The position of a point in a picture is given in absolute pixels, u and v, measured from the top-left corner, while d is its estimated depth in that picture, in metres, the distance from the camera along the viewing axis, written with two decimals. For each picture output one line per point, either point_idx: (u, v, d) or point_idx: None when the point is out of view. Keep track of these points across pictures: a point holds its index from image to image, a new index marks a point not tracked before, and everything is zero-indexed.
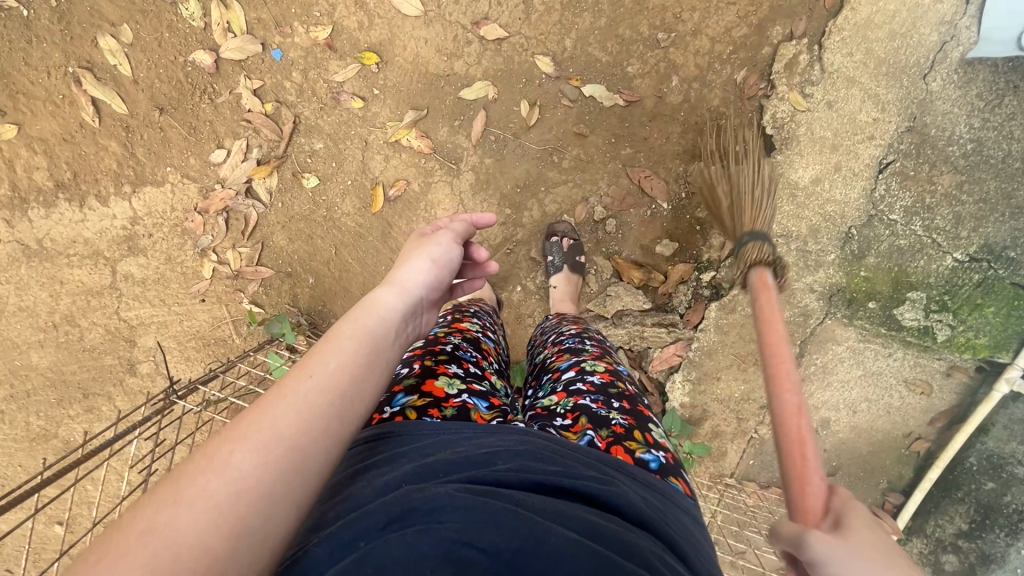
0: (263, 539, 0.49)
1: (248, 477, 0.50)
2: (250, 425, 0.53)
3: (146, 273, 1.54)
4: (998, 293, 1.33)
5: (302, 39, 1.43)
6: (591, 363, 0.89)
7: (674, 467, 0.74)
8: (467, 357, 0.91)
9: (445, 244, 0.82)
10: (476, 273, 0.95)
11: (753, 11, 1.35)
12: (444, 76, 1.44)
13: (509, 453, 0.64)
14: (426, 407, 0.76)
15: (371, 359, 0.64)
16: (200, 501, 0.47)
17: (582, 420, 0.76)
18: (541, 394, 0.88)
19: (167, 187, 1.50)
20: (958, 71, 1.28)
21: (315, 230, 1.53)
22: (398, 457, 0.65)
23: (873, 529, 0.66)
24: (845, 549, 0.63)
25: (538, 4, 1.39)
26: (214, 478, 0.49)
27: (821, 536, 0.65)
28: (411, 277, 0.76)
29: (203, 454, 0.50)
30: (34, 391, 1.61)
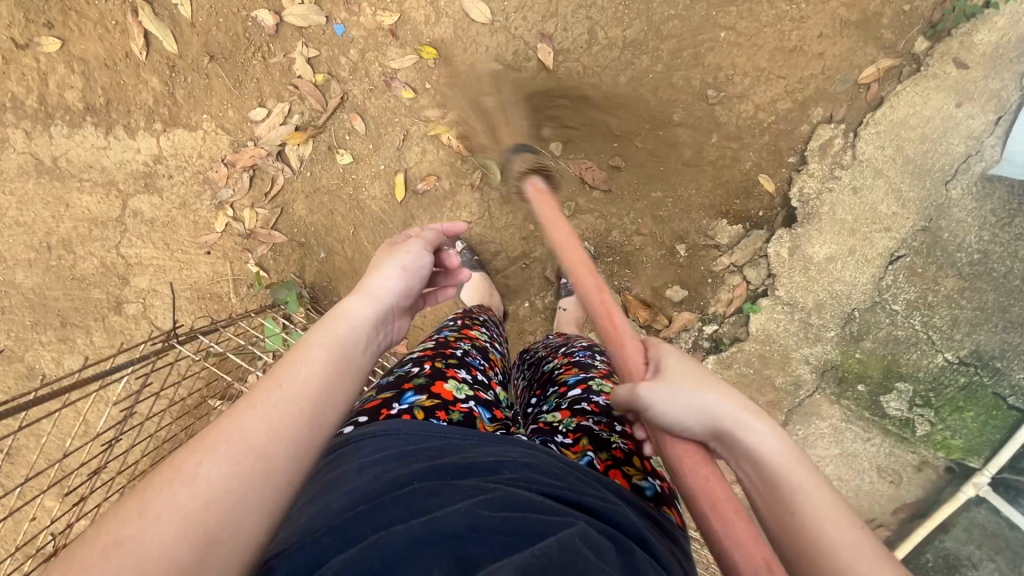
0: (238, 551, 0.46)
1: (218, 487, 0.47)
2: (219, 433, 0.50)
3: (158, 215, 1.51)
4: (980, 399, 1.38)
5: (368, 19, 1.44)
6: (599, 382, 0.87)
7: (671, 500, 0.71)
8: (475, 365, 0.90)
9: (414, 254, 0.84)
10: (448, 281, 0.98)
11: (799, 89, 1.43)
12: (496, 85, 1.47)
13: (515, 463, 0.62)
14: (432, 407, 0.73)
15: (343, 368, 0.62)
16: (167, 513, 0.44)
17: (584, 441, 0.73)
18: (544, 408, 0.86)
19: (200, 134, 1.48)
20: (977, 185, 1.36)
21: (338, 206, 1.52)
22: (405, 456, 0.61)
23: (683, 361, 0.74)
24: (667, 389, 0.69)
25: (601, 38, 1.44)
26: (179, 489, 0.46)
27: (651, 386, 0.70)
28: (380, 286, 0.76)
29: (170, 465, 0.48)
30: (10, 309, 1.55)
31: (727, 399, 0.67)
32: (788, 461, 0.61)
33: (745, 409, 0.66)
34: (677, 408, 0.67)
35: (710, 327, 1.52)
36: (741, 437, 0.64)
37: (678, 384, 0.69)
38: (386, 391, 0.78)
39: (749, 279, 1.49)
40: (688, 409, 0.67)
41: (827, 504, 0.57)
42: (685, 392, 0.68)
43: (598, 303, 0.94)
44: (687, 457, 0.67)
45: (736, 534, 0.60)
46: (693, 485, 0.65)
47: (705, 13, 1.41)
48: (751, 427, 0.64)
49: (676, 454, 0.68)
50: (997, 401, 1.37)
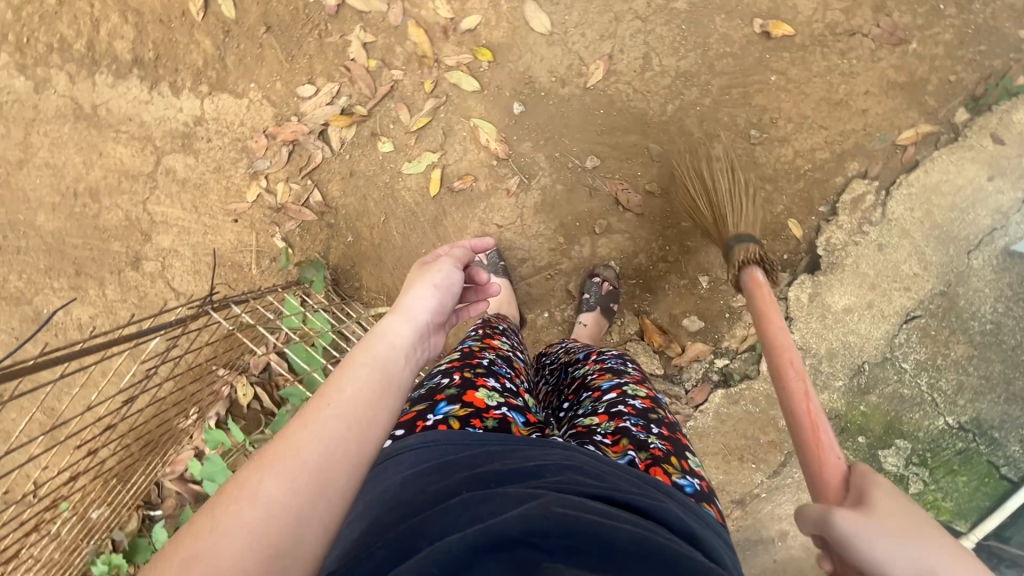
0: (300, 558, 0.49)
1: (278, 504, 0.49)
2: (277, 450, 0.52)
3: (190, 176, 1.51)
4: (974, 464, 1.42)
5: (429, 14, 1.46)
6: (634, 388, 0.87)
7: (708, 495, 0.73)
8: (502, 372, 0.88)
9: (447, 270, 0.82)
10: (479, 295, 0.99)
11: (839, 141, 1.46)
12: (545, 94, 1.48)
13: (557, 466, 0.61)
14: (467, 416, 0.73)
15: (387, 386, 0.61)
16: (232, 531, 0.47)
17: (624, 442, 0.75)
18: (580, 411, 0.87)
19: (244, 102, 1.48)
20: (999, 258, 1.40)
21: (372, 192, 1.52)
22: (450, 466, 0.61)
23: (902, 502, 0.62)
24: (872, 524, 0.59)
25: (655, 64, 1.46)
26: (241, 507, 0.48)
27: (847, 515, 0.61)
28: (419, 302, 0.76)
29: (235, 483, 0.50)
30: (26, 251, 1.53)
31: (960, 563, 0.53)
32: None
33: None
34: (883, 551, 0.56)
35: (721, 361, 1.53)
36: None
37: (887, 525, 0.58)
38: (419, 403, 0.78)
39: None
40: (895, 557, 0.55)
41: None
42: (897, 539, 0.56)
43: (802, 409, 0.87)
44: None
45: None
46: None
47: (758, 56, 1.45)
48: None
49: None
50: (991, 468, 1.42)
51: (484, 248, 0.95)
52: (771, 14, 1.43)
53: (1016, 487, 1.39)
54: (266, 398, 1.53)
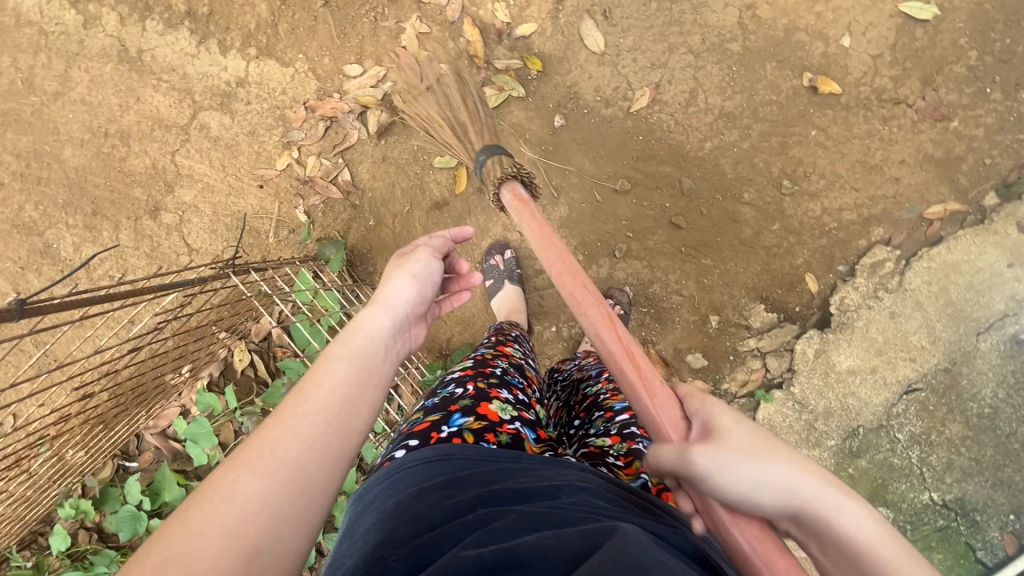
0: (282, 557, 0.49)
1: (256, 501, 0.50)
2: (253, 449, 0.53)
3: (223, 135, 1.50)
4: (952, 544, 1.42)
5: (487, 15, 1.47)
6: None
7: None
8: (515, 383, 0.88)
9: (424, 259, 0.82)
10: (459, 284, 0.99)
11: (868, 205, 1.47)
12: (588, 112, 1.49)
13: (572, 488, 0.61)
14: (482, 429, 0.71)
15: (364, 384, 0.62)
16: (207, 530, 0.47)
17: (637, 464, 0.76)
18: (591, 430, 0.87)
19: (290, 72, 1.49)
20: (1006, 344, 1.41)
21: (401, 180, 1.52)
22: (463, 480, 0.60)
23: (735, 417, 0.64)
24: (723, 455, 0.59)
25: (700, 100, 1.47)
26: (216, 506, 0.48)
27: (705, 453, 0.60)
28: (395, 296, 0.76)
29: (209, 484, 0.50)
30: (46, 182, 1.51)
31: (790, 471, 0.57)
32: (889, 552, 0.50)
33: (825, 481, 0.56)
34: (728, 484, 0.58)
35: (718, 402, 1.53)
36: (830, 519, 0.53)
37: (734, 449, 0.59)
38: (433, 413, 0.75)
39: (769, 367, 1.51)
40: (755, 482, 0.57)
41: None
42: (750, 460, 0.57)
43: (610, 335, 0.83)
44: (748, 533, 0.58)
45: None
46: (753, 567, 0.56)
47: (801, 109, 1.46)
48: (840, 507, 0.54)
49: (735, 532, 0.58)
50: (968, 551, 1.41)
51: (465, 238, 0.94)
52: (822, 70, 1.45)
53: (988, 573, 1.40)
54: (262, 366, 1.53)
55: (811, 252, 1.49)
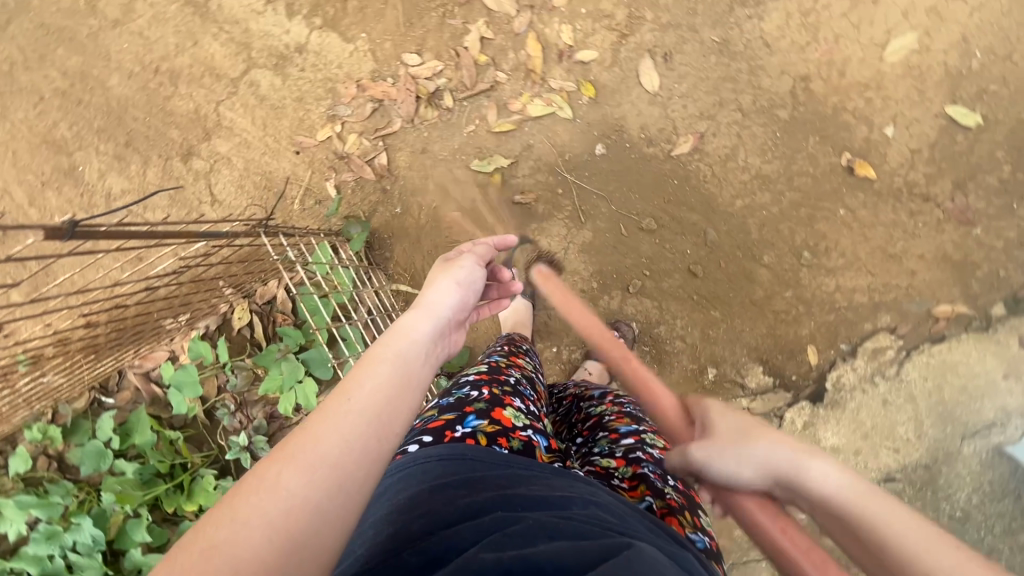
0: (320, 552, 0.48)
1: (298, 495, 0.49)
2: (298, 444, 0.53)
3: (271, 96, 1.51)
4: None
5: (552, 34, 1.50)
6: (652, 437, 0.88)
7: (719, 557, 0.73)
8: (527, 394, 0.88)
9: (468, 266, 0.87)
10: (501, 292, 1.04)
11: (881, 291, 1.50)
12: (630, 147, 1.52)
13: (583, 501, 0.60)
14: (496, 434, 0.73)
15: (404, 386, 0.62)
16: (253, 522, 0.47)
17: (641, 487, 0.76)
18: (595, 449, 0.87)
19: (350, 49, 1.50)
20: (988, 453, 1.43)
21: (435, 174, 1.53)
22: (475, 482, 0.62)
23: (727, 416, 0.80)
24: (712, 449, 0.76)
25: (739, 158, 1.50)
26: (263, 499, 0.48)
27: (699, 447, 0.77)
28: (438, 300, 0.79)
29: (255, 475, 0.50)
30: (86, 105, 1.51)
31: (775, 446, 0.71)
32: (853, 497, 0.64)
33: (799, 453, 0.70)
34: (725, 464, 0.74)
35: None
36: (805, 483, 0.67)
37: (722, 442, 0.76)
38: (448, 412, 0.77)
39: None
40: (741, 465, 0.72)
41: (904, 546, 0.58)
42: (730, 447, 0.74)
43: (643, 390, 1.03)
44: (750, 506, 0.73)
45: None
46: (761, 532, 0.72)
47: (833, 186, 1.49)
48: (810, 468, 0.67)
49: (740, 505, 0.74)
50: None
51: (507, 246, 1.00)
52: (861, 154, 1.48)
53: None
54: (259, 328, 1.52)
55: (818, 325, 1.52)
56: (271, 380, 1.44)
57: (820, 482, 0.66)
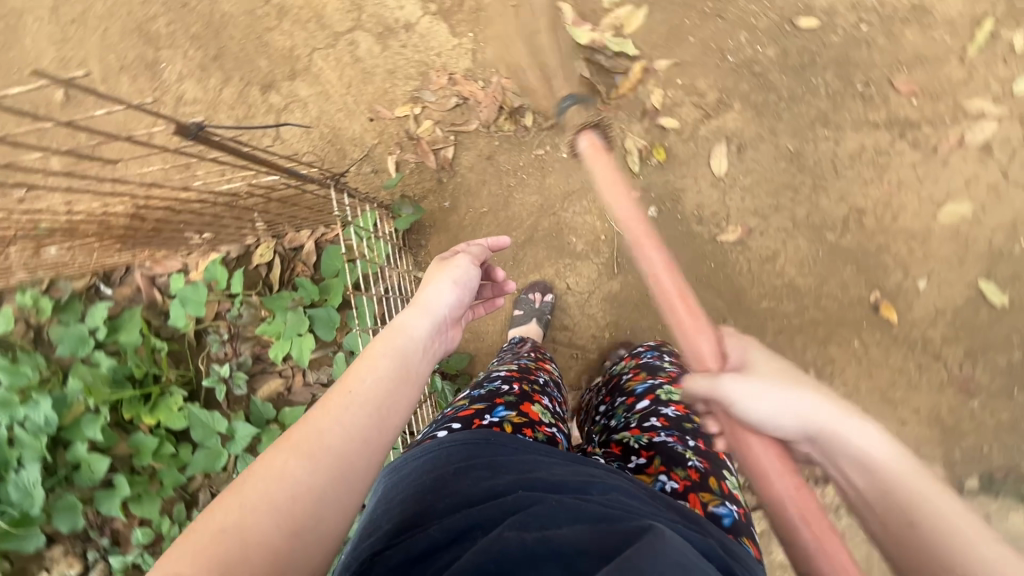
0: (324, 531, 0.58)
1: (303, 483, 0.58)
2: (300, 438, 0.62)
3: (365, 60, 1.55)
4: None
5: (642, 92, 1.54)
6: (669, 396, 1.03)
7: (745, 527, 0.80)
8: (552, 395, 1.04)
9: (464, 266, 0.95)
10: (494, 290, 1.11)
11: None
12: (681, 219, 1.57)
13: (604, 486, 0.68)
14: (521, 424, 0.85)
15: (405, 382, 0.73)
16: (259, 504, 0.56)
17: (657, 460, 0.87)
18: (617, 422, 1.03)
19: (454, 42, 1.54)
20: None
21: (492, 184, 1.58)
22: (499, 465, 0.71)
23: (763, 363, 0.82)
24: (756, 382, 0.76)
25: (777, 263, 1.55)
26: (272, 484, 0.57)
27: (735, 378, 0.78)
28: (435, 299, 0.88)
29: (262, 465, 0.59)
30: (190, 10, 1.54)
31: (821, 402, 0.73)
32: (897, 467, 0.67)
33: (843, 414, 0.72)
34: (762, 404, 0.74)
35: None
36: (846, 442, 0.69)
37: (765, 381, 0.76)
38: (480, 403, 0.91)
39: None
40: (781, 409, 0.73)
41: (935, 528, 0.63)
42: (777, 386, 0.75)
43: (671, 286, 0.95)
44: (762, 449, 0.75)
45: (827, 540, 0.68)
46: (768, 483, 0.74)
47: (854, 318, 1.54)
48: (857, 432, 0.70)
49: (750, 446, 0.76)
50: None
51: (501, 246, 1.05)
52: (889, 297, 1.52)
53: None
54: (277, 271, 1.52)
55: None
56: (273, 324, 1.47)
57: (863, 446, 0.69)
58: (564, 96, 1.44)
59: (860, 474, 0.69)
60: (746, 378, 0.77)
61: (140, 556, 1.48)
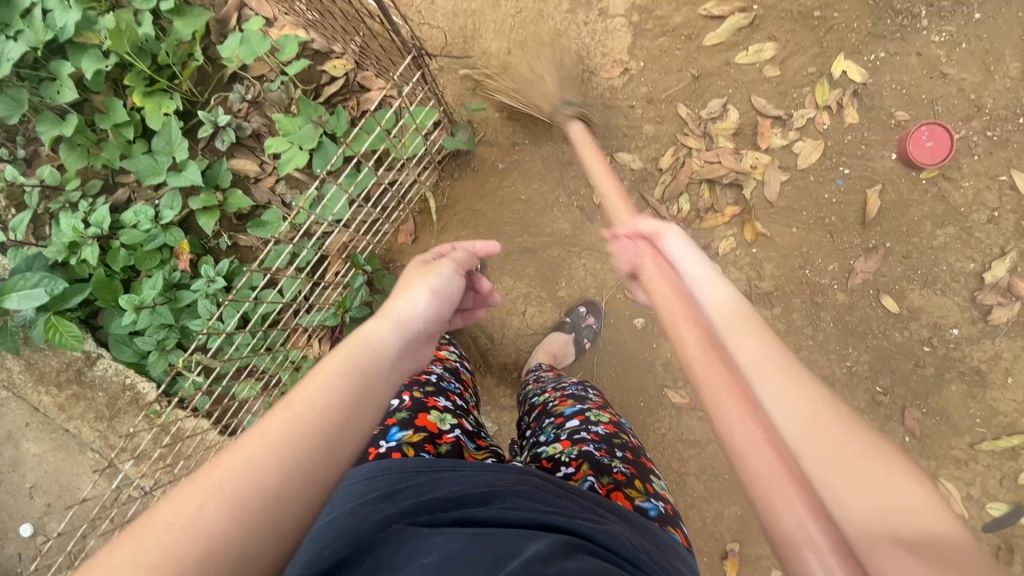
0: None
1: (215, 531, 0.44)
2: (219, 466, 0.47)
3: (549, 6, 1.53)
4: None
5: (717, 232, 1.50)
6: (596, 415, 1.01)
7: (672, 518, 0.84)
8: (451, 391, 1.05)
9: (445, 275, 0.76)
10: (475, 302, 0.90)
11: None
12: (653, 347, 1.52)
13: (504, 493, 0.70)
14: (422, 442, 0.85)
15: (366, 406, 0.54)
16: (159, 559, 0.42)
17: (585, 468, 0.87)
18: (543, 439, 0.98)
19: (623, 57, 1.52)
20: None
21: (544, 186, 1.57)
22: (395, 494, 0.69)
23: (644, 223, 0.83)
24: (673, 241, 0.76)
25: (689, 451, 1.47)
26: (177, 536, 0.43)
27: (652, 228, 0.80)
28: (407, 309, 0.67)
29: (167, 500, 0.45)
30: None
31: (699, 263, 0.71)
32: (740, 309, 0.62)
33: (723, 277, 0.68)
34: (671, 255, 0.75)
35: None
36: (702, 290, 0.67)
37: (678, 239, 0.76)
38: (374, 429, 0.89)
39: None
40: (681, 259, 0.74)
41: (832, 441, 0.49)
42: (676, 240, 0.76)
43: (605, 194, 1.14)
44: (664, 290, 0.72)
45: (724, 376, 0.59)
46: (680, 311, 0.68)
47: (702, 549, 1.44)
48: (708, 285, 0.67)
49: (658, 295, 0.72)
50: None
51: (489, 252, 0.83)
52: (743, 557, 1.43)
53: None
54: (331, 89, 1.52)
55: None
56: (287, 121, 1.43)
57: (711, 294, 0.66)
58: (566, 92, 1.40)
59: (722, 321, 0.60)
60: (674, 239, 0.76)
61: (34, 188, 1.46)
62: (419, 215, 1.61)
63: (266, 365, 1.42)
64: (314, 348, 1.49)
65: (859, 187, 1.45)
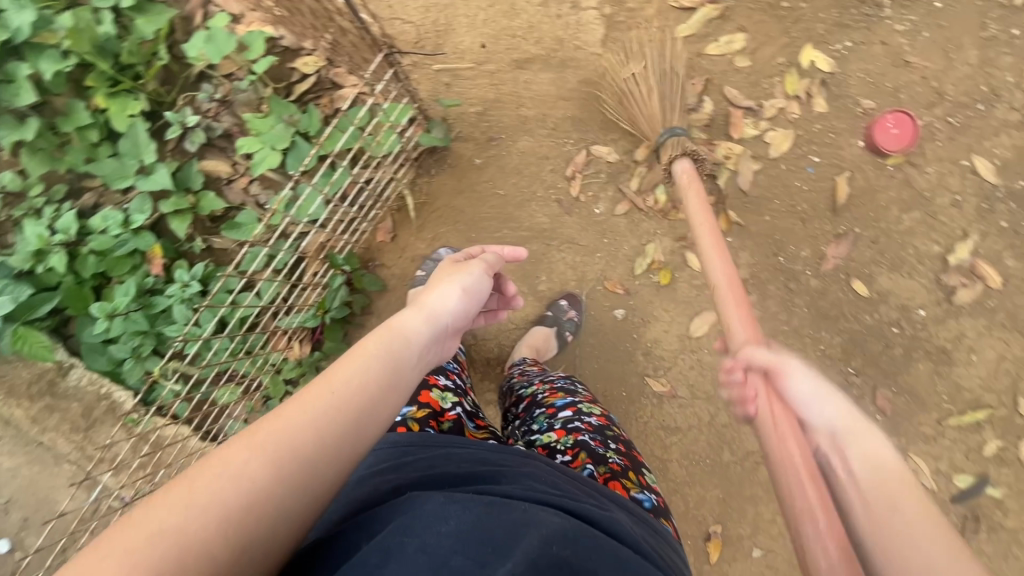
0: (272, 536, 0.52)
1: (255, 485, 0.51)
2: (262, 430, 0.54)
3: None
4: None
5: None
6: (586, 407, 1.03)
7: (664, 511, 0.86)
8: (450, 371, 1.07)
9: (475, 275, 0.80)
10: (500, 302, 1.00)
11: None
12: (634, 338, 1.54)
13: (514, 474, 0.70)
14: (427, 418, 0.88)
15: (391, 391, 0.62)
16: (208, 501, 0.49)
17: (582, 457, 0.89)
18: (535, 428, 1.00)
19: (598, 50, 1.52)
20: None
21: (522, 181, 1.57)
22: (405, 466, 0.72)
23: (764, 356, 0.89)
24: (804, 377, 0.80)
25: (671, 438, 1.50)
26: (222, 485, 0.50)
27: (787, 366, 0.83)
28: (440, 305, 0.75)
29: (215, 453, 0.52)
30: None
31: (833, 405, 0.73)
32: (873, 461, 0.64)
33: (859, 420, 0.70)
34: (803, 390, 0.78)
35: None
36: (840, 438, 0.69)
37: (811, 377, 0.79)
38: None
39: None
40: (811, 395, 0.77)
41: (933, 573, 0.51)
42: (807, 378, 0.79)
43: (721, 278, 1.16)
44: (797, 444, 0.76)
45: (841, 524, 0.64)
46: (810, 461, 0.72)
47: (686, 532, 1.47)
48: (838, 431, 0.70)
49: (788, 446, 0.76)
50: None
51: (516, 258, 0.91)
52: (725, 538, 1.46)
53: None
54: (303, 87, 1.49)
55: None
56: (259, 121, 1.41)
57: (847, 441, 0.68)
58: (673, 121, 1.41)
59: (856, 470, 0.64)
60: (795, 373, 0.81)
61: None
62: (398, 213, 1.61)
63: (245, 369, 1.41)
64: (295, 350, 1.48)
65: (828, 174, 1.49)
